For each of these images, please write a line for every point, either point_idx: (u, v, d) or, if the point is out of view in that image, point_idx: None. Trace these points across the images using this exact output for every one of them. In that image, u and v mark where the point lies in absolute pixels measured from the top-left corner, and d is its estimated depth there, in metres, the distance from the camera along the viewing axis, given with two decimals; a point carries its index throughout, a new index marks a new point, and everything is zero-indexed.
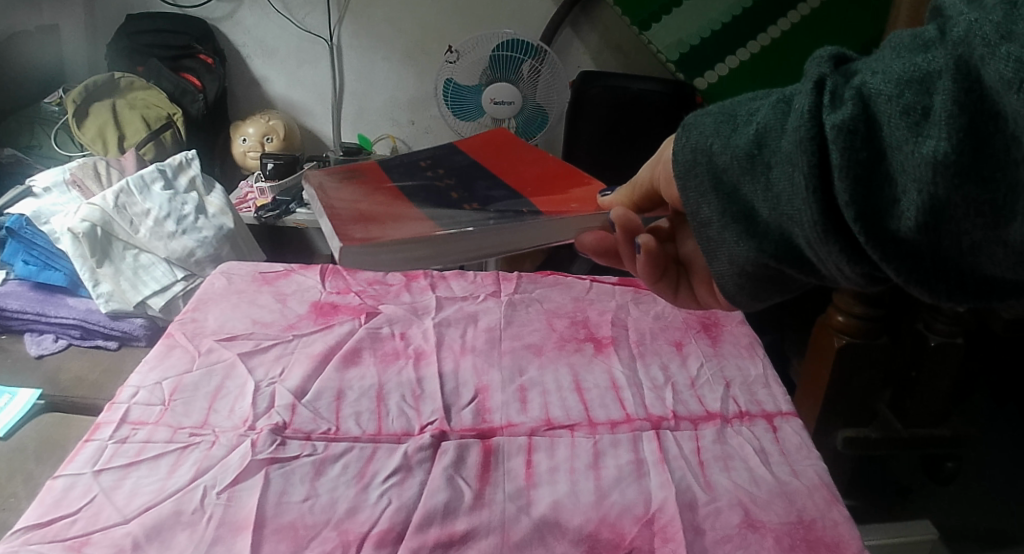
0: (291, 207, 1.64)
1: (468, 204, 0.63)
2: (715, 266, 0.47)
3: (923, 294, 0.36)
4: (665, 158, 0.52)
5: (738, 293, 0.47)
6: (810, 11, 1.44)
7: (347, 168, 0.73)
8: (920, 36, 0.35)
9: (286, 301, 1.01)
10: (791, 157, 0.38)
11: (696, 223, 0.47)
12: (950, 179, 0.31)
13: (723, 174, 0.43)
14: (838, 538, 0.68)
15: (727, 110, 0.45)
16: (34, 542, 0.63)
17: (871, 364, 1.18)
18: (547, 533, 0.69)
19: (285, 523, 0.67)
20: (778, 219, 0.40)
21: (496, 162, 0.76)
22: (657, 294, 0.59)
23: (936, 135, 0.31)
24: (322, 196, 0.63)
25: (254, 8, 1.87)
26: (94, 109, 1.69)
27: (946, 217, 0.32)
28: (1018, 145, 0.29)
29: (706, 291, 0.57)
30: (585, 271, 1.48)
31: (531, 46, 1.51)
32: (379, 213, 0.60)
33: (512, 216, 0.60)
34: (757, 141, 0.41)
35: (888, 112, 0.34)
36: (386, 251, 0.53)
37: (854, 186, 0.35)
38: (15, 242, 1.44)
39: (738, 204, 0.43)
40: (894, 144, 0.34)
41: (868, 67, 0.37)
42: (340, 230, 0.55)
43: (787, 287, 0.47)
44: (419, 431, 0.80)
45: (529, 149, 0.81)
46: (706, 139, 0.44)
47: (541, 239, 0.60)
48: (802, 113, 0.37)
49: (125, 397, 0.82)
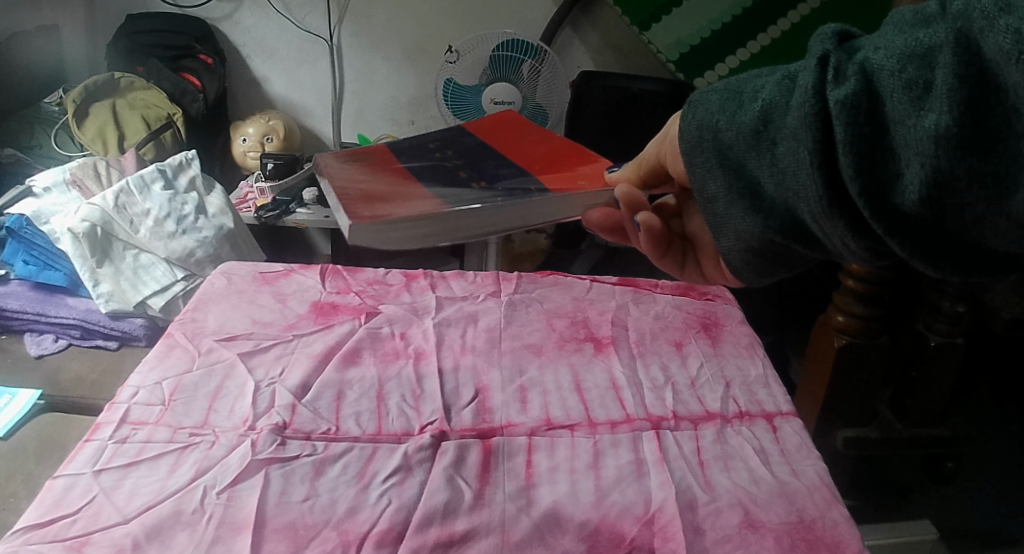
0: (290, 207, 1.65)
1: (476, 184, 0.62)
2: (721, 242, 0.47)
3: (928, 268, 0.36)
4: (670, 135, 0.52)
5: (744, 268, 0.47)
6: (810, 11, 1.44)
7: (357, 152, 0.72)
8: (923, 11, 0.35)
9: (286, 301, 1.01)
10: (795, 133, 0.38)
11: (703, 199, 0.47)
12: (952, 152, 0.31)
13: (729, 151, 0.43)
14: (838, 539, 0.68)
15: (732, 87, 0.45)
16: (33, 542, 0.63)
17: (870, 363, 1.19)
18: (547, 533, 0.69)
19: (285, 523, 0.67)
20: (783, 195, 0.41)
21: (502, 144, 0.74)
22: (665, 270, 0.60)
23: (938, 108, 0.31)
24: (327, 178, 0.63)
25: (254, 8, 1.87)
26: (94, 108, 1.69)
27: (949, 190, 0.32)
28: (1020, 117, 0.29)
29: (713, 267, 0.57)
30: (585, 271, 1.49)
31: (531, 45, 1.51)
32: (385, 189, 0.60)
33: (520, 194, 0.59)
34: (762, 117, 0.41)
35: (890, 86, 0.34)
36: (395, 228, 0.54)
37: (857, 161, 0.35)
38: (15, 242, 1.44)
39: (744, 179, 0.43)
40: (897, 118, 0.34)
41: (871, 43, 0.37)
42: (348, 206, 0.55)
43: (793, 263, 0.47)
44: (420, 431, 0.80)
45: (534, 133, 0.79)
46: (712, 116, 0.44)
47: (545, 216, 0.59)
48: (805, 89, 0.37)
49: (125, 397, 0.82)
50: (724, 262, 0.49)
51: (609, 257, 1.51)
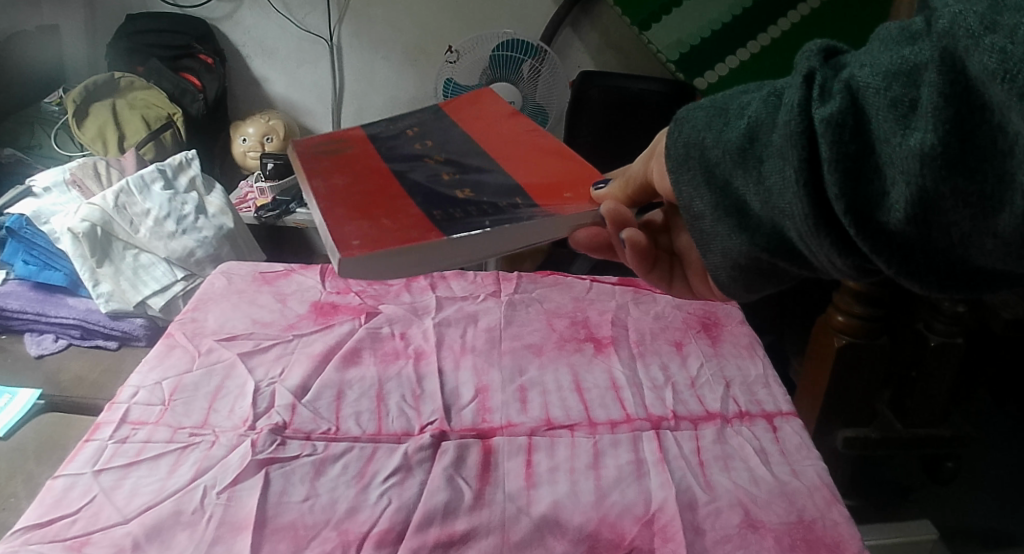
0: (290, 207, 1.69)
1: (461, 192, 0.63)
2: (708, 259, 0.47)
3: (915, 285, 0.35)
4: (658, 152, 0.52)
5: (732, 283, 0.48)
6: (809, 11, 1.44)
7: (333, 138, 0.74)
8: (908, 28, 0.35)
9: (286, 301, 1.01)
10: (782, 151, 0.38)
11: (689, 216, 0.47)
12: (938, 171, 0.31)
13: (715, 168, 0.43)
14: (838, 538, 0.68)
15: (719, 104, 0.45)
16: (34, 542, 0.63)
17: (871, 363, 1.18)
18: (547, 533, 0.69)
19: (285, 523, 0.67)
20: (769, 213, 0.40)
21: (482, 135, 0.76)
22: (653, 285, 0.61)
23: (923, 127, 0.31)
24: (312, 188, 0.62)
25: (254, 7, 1.87)
26: (94, 108, 1.69)
27: (935, 208, 0.32)
28: (1005, 136, 0.29)
29: (701, 281, 0.58)
30: (585, 271, 1.49)
31: (531, 46, 1.51)
32: (372, 205, 0.59)
33: (513, 217, 0.57)
34: (748, 135, 0.41)
35: (876, 104, 0.34)
36: (383, 260, 0.52)
37: (843, 180, 0.35)
38: (15, 242, 1.44)
39: (730, 197, 0.43)
40: (882, 136, 0.34)
41: (856, 60, 0.37)
42: (336, 236, 0.54)
43: (781, 278, 0.47)
44: (420, 431, 0.80)
45: (511, 114, 0.80)
46: (698, 133, 0.44)
47: (537, 237, 0.58)
48: (792, 108, 0.37)
49: (125, 397, 0.82)
50: (711, 277, 0.49)
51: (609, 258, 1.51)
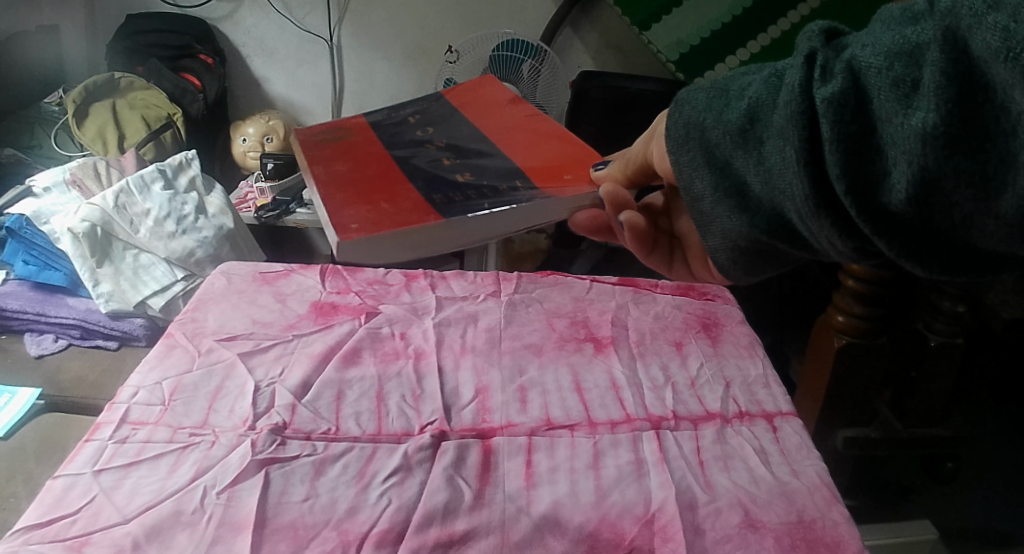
0: (290, 207, 1.65)
1: (461, 176, 0.63)
2: (708, 241, 0.47)
3: (915, 267, 0.35)
4: (659, 132, 0.52)
5: (731, 266, 0.48)
6: (810, 11, 1.43)
7: (335, 125, 0.76)
8: (911, 9, 0.35)
9: (286, 301, 1.01)
10: (783, 132, 0.38)
11: (690, 198, 0.47)
12: (940, 151, 0.31)
13: (716, 149, 0.43)
14: (838, 539, 0.68)
15: (720, 86, 0.45)
16: (33, 542, 0.63)
17: (871, 363, 1.18)
18: (546, 533, 0.69)
19: (285, 524, 0.67)
20: (769, 194, 0.41)
21: (480, 116, 0.77)
22: (653, 267, 0.60)
23: (925, 107, 0.31)
24: (312, 176, 0.62)
25: (254, 8, 1.87)
26: (94, 108, 1.69)
27: (937, 188, 0.32)
28: (1008, 115, 0.29)
29: (700, 265, 0.57)
30: (585, 271, 1.49)
31: (531, 46, 1.51)
32: (370, 189, 0.59)
33: (511, 199, 0.58)
34: (749, 116, 0.41)
35: (878, 84, 0.34)
36: (382, 243, 0.53)
37: (844, 160, 0.35)
38: (15, 242, 1.44)
39: (730, 179, 0.44)
40: (884, 116, 0.34)
41: (858, 41, 0.37)
42: (335, 221, 0.54)
43: (780, 262, 0.47)
44: (420, 431, 0.80)
45: (510, 94, 0.81)
46: (699, 115, 0.44)
47: (536, 219, 0.58)
48: (792, 88, 0.37)
49: (125, 397, 0.82)
50: (710, 260, 0.49)
51: (609, 258, 1.51)
